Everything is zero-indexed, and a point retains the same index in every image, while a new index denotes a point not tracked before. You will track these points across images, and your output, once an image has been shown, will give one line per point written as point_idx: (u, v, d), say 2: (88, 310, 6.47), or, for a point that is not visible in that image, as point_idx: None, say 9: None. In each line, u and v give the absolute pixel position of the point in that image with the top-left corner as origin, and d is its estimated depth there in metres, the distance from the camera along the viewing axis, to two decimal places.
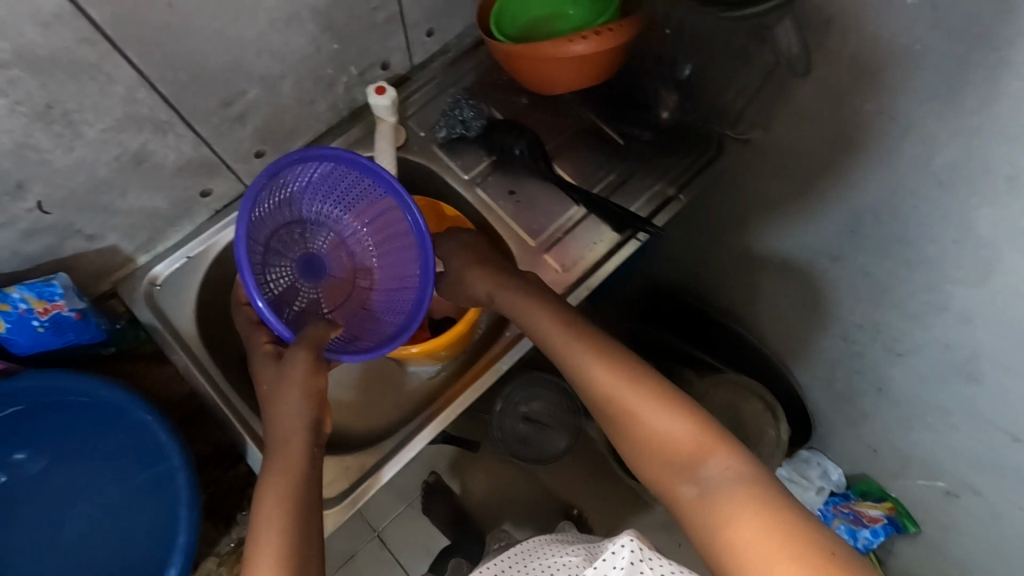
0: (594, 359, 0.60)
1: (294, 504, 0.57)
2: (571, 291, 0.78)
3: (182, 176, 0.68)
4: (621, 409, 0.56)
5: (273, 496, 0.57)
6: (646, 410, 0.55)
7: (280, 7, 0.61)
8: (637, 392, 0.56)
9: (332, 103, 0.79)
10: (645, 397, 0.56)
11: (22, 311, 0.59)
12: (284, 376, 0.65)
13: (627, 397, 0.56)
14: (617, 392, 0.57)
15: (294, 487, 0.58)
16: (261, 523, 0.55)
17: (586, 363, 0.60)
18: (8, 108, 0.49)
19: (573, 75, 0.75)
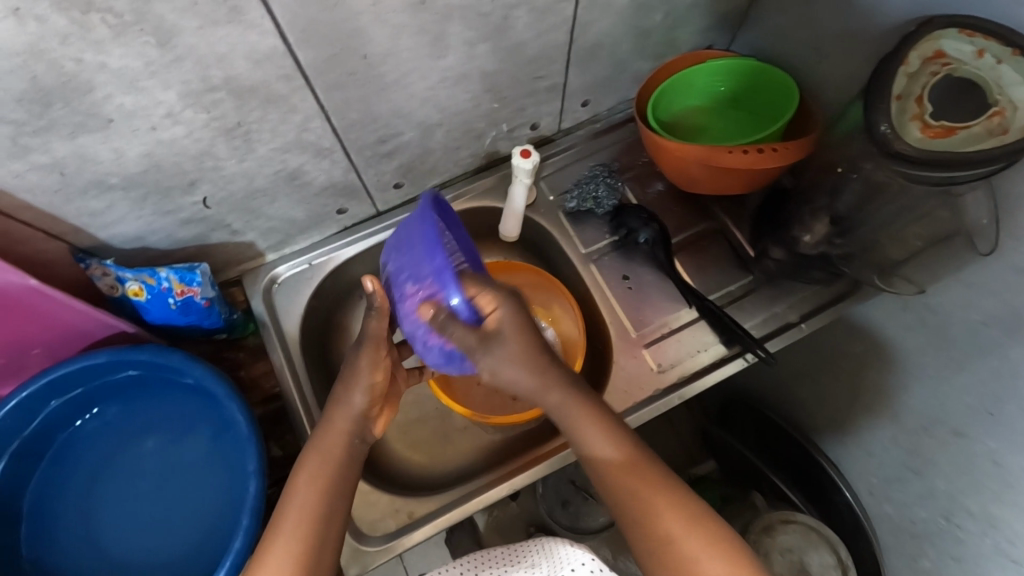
0: (610, 450, 0.58)
1: (323, 495, 0.55)
2: (661, 396, 0.75)
3: (327, 193, 0.72)
4: (636, 512, 0.55)
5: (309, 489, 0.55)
6: (677, 524, 0.54)
7: (455, 66, 0.63)
8: (668, 495, 0.55)
9: (475, 151, 0.80)
10: (682, 509, 0.54)
11: (163, 288, 0.65)
12: (353, 378, 0.60)
13: (643, 482, 0.56)
14: (636, 491, 0.56)
15: (316, 507, 0.55)
16: (280, 537, 0.53)
17: (611, 454, 0.57)
18: (205, 122, 0.53)
19: (713, 183, 0.76)
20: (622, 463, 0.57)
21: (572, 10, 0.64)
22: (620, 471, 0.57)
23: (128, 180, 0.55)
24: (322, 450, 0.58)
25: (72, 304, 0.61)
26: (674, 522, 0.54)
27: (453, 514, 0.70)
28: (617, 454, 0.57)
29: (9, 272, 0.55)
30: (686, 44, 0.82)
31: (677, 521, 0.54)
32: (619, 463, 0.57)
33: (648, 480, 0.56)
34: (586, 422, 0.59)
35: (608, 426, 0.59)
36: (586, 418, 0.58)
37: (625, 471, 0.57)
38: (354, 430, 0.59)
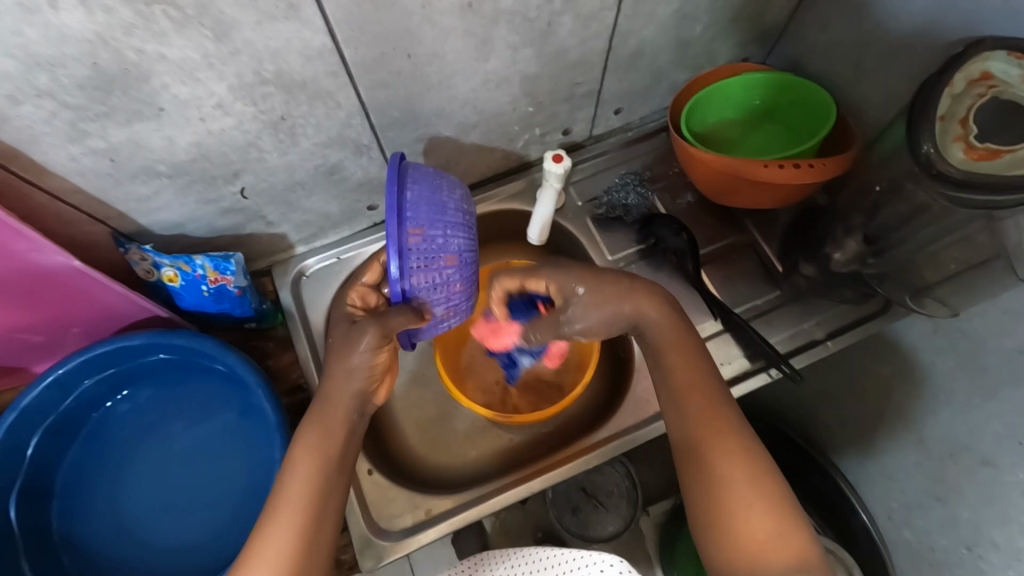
0: (697, 395, 0.59)
1: (320, 464, 0.55)
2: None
3: (362, 190, 0.73)
4: (701, 463, 0.55)
5: (307, 457, 0.56)
6: (740, 477, 0.53)
7: (497, 70, 0.64)
8: (739, 443, 0.55)
9: (508, 154, 0.81)
10: (748, 459, 0.54)
11: (198, 275, 0.67)
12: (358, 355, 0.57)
13: (714, 433, 0.56)
14: (713, 453, 0.55)
15: (321, 476, 0.55)
16: (284, 500, 0.54)
17: (686, 397, 0.59)
18: (253, 114, 0.55)
19: (745, 196, 0.76)
20: (702, 419, 0.57)
21: (615, 19, 0.65)
22: (701, 431, 0.57)
23: (175, 168, 0.57)
24: (320, 424, 0.57)
25: (113, 287, 0.63)
26: (739, 476, 0.54)
27: (470, 514, 0.71)
28: (700, 416, 0.57)
29: (56, 253, 0.57)
30: (723, 57, 0.83)
31: (743, 469, 0.54)
32: (702, 418, 0.57)
33: (730, 440, 0.56)
34: (680, 369, 0.60)
35: (697, 385, 0.59)
36: (686, 362, 0.60)
37: (705, 432, 0.57)
38: (354, 406, 0.59)
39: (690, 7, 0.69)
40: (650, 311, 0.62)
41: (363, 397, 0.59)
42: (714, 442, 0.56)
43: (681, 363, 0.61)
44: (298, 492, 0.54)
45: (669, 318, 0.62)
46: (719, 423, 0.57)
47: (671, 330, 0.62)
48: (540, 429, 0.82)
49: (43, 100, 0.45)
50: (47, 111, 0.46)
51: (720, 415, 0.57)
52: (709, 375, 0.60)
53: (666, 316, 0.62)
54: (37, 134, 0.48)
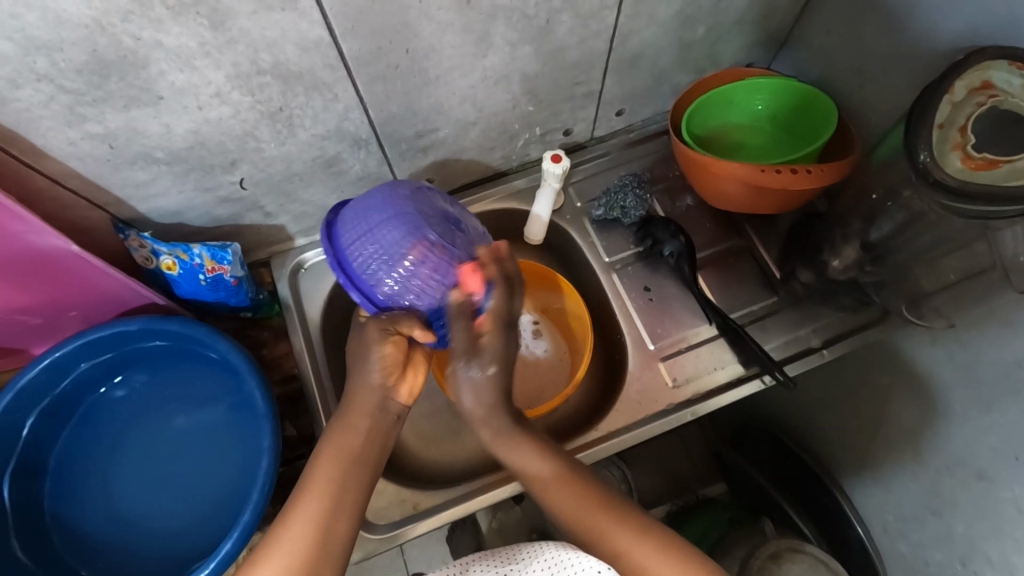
0: (544, 473, 0.61)
1: (347, 458, 0.58)
2: (672, 412, 0.74)
3: (360, 183, 0.74)
4: (587, 533, 0.59)
5: (332, 454, 0.58)
6: (615, 531, 0.58)
7: (496, 67, 0.64)
8: (600, 509, 0.59)
9: (508, 153, 0.82)
10: (620, 519, 0.59)
11: (195, 264, 0.67)
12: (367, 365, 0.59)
13: (576, 504, 0.60)
14: (591, 522, 0.59)
15: (343, 469, 0.57)
16: (305, 493, 0.56)
17: (540, 483, 0.61)
18: (251, 104, 0.55)
19: (743, 200, 0.75)
20: (547, 472, 0.61)
21: (615, 19, 0.65)
22: (557, 487, 0.60)
23: (173, 156, 0.57)
24: (346, 422, 0.59)
25: (110, 272, 0.63)
26: (623, 538, 0.58)
27: (458, 509, 0.71)
28: (547, 469, 0.61)
29: (54, 236, 0.57)
30: (727, 61, 0.82)
31: (614, 527, 0.58)
32: (553, 483, 0.61)
33: (596, 504, 0.60)
34: (527, 451, 0.62)
35: (544, 443, 0.62)
36: (535, 450, 0.62)
37: (561, 487, 0.60)
38: (382, 404, 0.60)
39: (692, 9, 0.69)
40: (496, 439, 0.62)
41: (389, 395, 0.61)
42: (597, 518, 0.59)
43: (539, 453, 0.62)
44: (321, 491, 0.56)
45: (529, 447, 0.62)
46: (573, 496, 0.60)
47: (523, 448, 0.61)
48: None
49: (42, 83, 0.46)
50: (45, 94, 0.47)
51: (556, 467, 0.61)
52: (551, 447, 0.62)
53: (517, 435, 0.62)
54: (36, 117, 0.48)
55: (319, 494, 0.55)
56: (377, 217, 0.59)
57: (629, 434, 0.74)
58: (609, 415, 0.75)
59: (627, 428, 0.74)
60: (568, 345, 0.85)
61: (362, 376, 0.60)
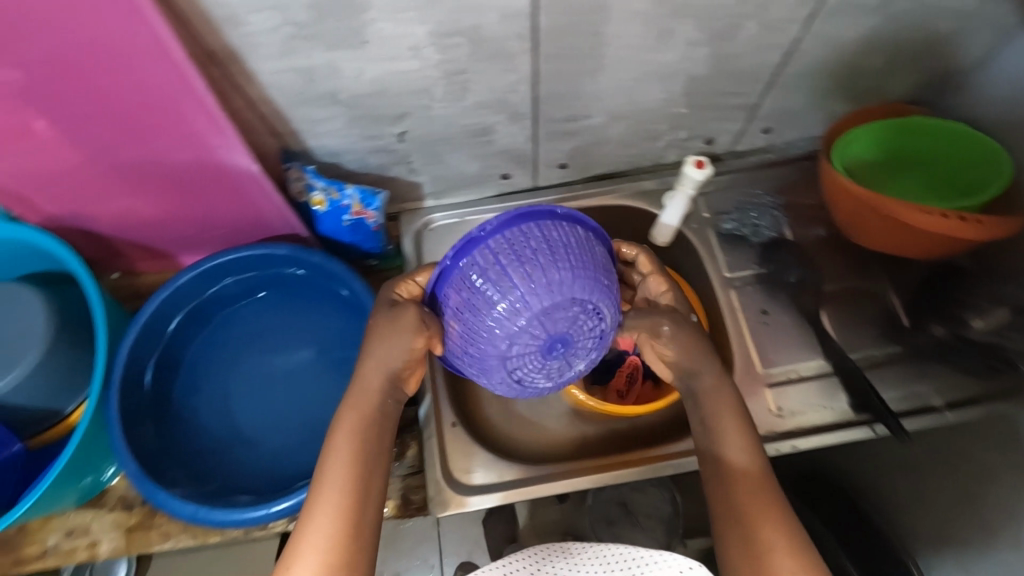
0: (740, 443, 0.56)
1: (362, 447, 0.53)
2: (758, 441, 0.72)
3: (502, 156, 0.76)
4: (739, 506, 0.53)
5: (345, 442, 0.53)
6: (768, 520, 0.52)
7: (667, 63, 0.64)
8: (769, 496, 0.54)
9: (645, 151, 0.82)
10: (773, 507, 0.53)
11: (343, 204, 0.71)
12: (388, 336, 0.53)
13: (746, 471, 0.55)
14: (749, 494, 0.54)
15: (360, 459, 0.53)
16: (326, 483, 0.52)
17: (721, 441, 0.57)
18: (437, 62, 0.58)
19: (891, 237, 0.72)
20: (744, 466, 0.55)
21: (798, 34, 0.64)
22: (743, 477, 0.54)
23: (354, 99, 0.61)
24: (357, 404, 0.55)
25: (273, 197, 0.67)
26: (770, 526, 0.52)
27: (535, 488, 0.71)
28: (748, 461, 0.55)
29: (239, 155, 0.61)
30: (892, 96, 0.79)
31: (766, 510, 0.53)
32: (745, 468, 0.55)
33: (765, 491, 0.54)
34: (738, 439, 0.56)
35: (749, 432, 0.57)
36: (730, 416, 0.57)
37: (748, 479, 0.54)
38: (391, 391, 0.56)
39: (877, 36, 0.67)
40: (717, 398, 0.58)
41: (395, 382, 0.55)
42: (752, 496, 0.54)
43: (731, 414, 0.57)
44: (338, 485, 0.52)
45: (727, 394, 0.58)
46: (751, 475, 0.55)
47: (717, 388, 0.58)
48: (615, 426, 0.82)
49: (274, 12, 0.49)
50: (274, 23, 0.50)
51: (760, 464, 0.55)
52: (747, 418, 0.58)
53: (727, 394, 0.58)
54: (256, 43, 0.52)
55: (339, 488, 0.52)
56: (542, 262, 0.48)
57: None
58: None
59: None
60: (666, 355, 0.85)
61: (372, 359, 0.55)
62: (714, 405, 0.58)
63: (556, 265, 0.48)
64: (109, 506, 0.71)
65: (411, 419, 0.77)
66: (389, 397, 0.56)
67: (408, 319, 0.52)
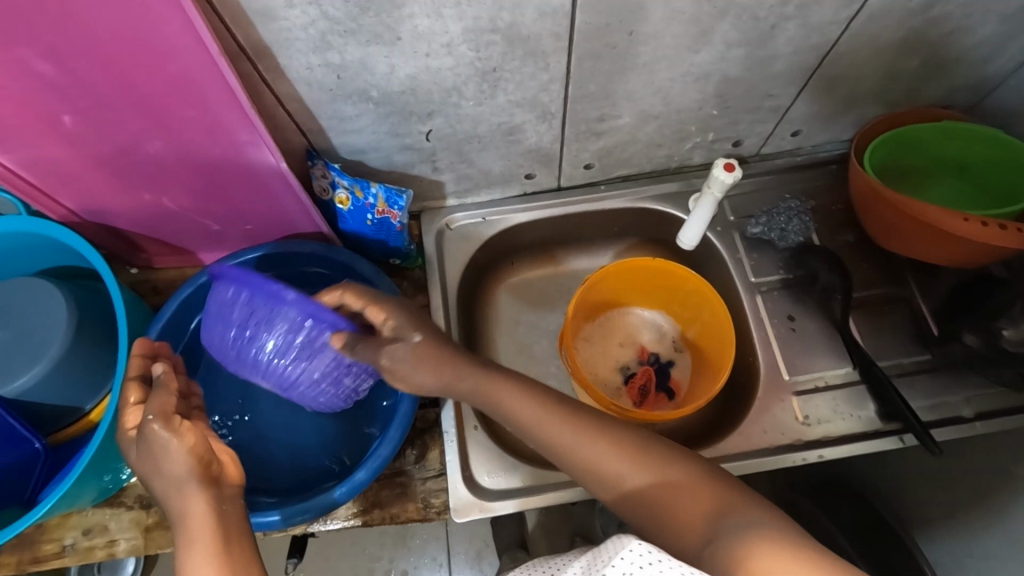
0: (610, 449, 0.52)
1: (223, 542, 0.44)
2: (784, 450, 0.71)
3: (528, 156, 0.75)
4: (660, 509, 0.49)
5: (195, 553, 0.43)
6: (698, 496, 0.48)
7: (703, 63, 0.63)
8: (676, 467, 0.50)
9: (672, 153, 0.80)
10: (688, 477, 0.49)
11: (367, 203, 0.70)
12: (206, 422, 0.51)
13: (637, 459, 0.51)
14: (661, 488, 0.49)
15: (228, 554, 0.44)
16: None
17: (592, 450, 0.53)
18: (471, 60, 0.56)
19: (924, 245, 0.71)
20: (630, 486, 0.51)
21: (838, 35, 0.62)
22: (638, 476, 0.50)
23: (384, 97, 0.60)
24: (189, 521, 0.45)
25: (300, 196, 0.66)
26: (703, 492, 0.48)
27: (559, 495, 0.70)
28: (631, 463, 0.51)
29: (268, 153, 0.59)
30: (925, 100, 0.78)
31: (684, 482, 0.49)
32: (633, 476, 0.51)
33: (669, 471, 0.50)
34: (597, 440, 0.53)
35: (584, 422, 0.54)
36: (579, 428, 0.54)
37: (645, 472, 0.50)
38: (211, 488, 0.47)
39: (916, 39, 0.65)
40: (513, 403, 0.57)
41: (208, 464, 0.47)
42: (659, 478, 0.50)
43: (576, 424, 0.54)
44: None
45: (558, 418, 0.55)
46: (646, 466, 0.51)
47: (549, 418, 0.55)
48: None
49: (310, 7, 0.48)
50: (309, 18, 0.49)
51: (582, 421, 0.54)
52: (592, 421, 0.54)
53: (557, 420, 0.55)
54: (291, 38, 0.51)
55: None
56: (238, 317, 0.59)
57: (747, 461, 0.71)
58: (731, 437, 0.73)
59: (747, 455, 0.71)
60: (688, 359, 0.84)
61: (172, 474, 0.46)
62: (562, 437, 0.54)
63: (268, 329, 0.58)
64: (127, 504, 0.70)
65: (432, 422, 0.74)
66: (220, 503, 0.46)
67: (175, 472, 0.46)
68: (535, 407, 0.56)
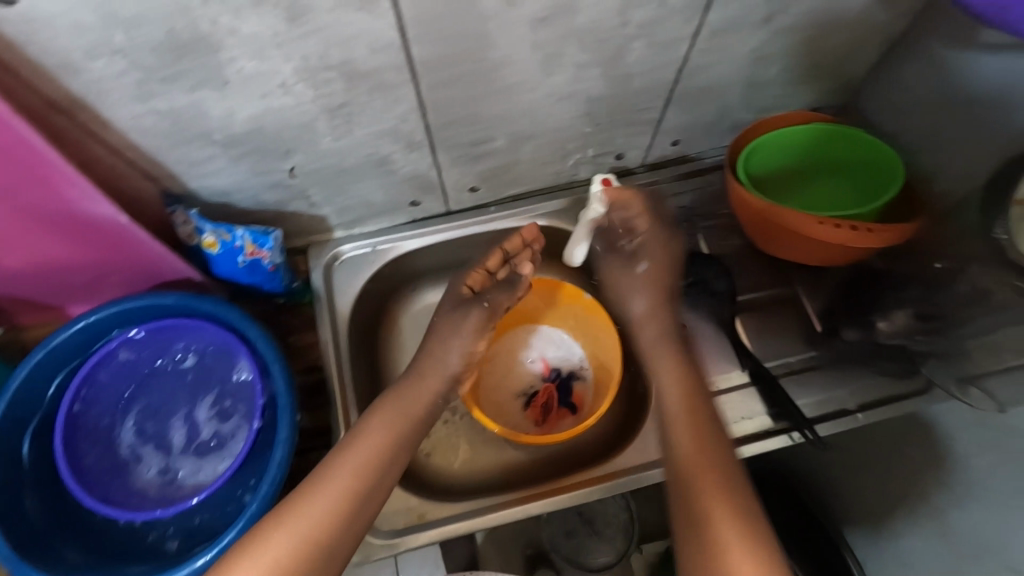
0: (676, 390, 0.62)
1: (363, 478, 0.56)
2: None
3: (407, 184, 0.74)
4: (700, 505, 0.54)
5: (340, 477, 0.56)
6: (723, 513, 0.52)
7: (561, 86, 0.63)
8: (725, 473, 0.55)
9: (558, 171, 0.80)
10: (728, 481, 0.55)
11: (236, 246, 0.68)
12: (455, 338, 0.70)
13: (695, 449, 0.57)
14: (696, 481, 0.55)
15: (351, 491, 0.56)
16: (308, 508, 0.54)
17: (684, 442, 0.58)
18: (314, 98, 0.55)
19: (795, 247, 0.73)
20: (704, 459, 0.56)
21: (688, 51, 0.64)
22: (696, 457, 0.57)
23: (230, 139, 0.58)
24: (365, 441, 0.59)
25: (154, 245, 0.64)
26: (724, 512, 0.52)
27: (460, 526, 0.69)
28: (696, 448, 0.57)
29: (106, 205, 0.57)
30: (795, 104, 0.80)
31: (715, 481, 0.55)
32: (684, 457, 0.57)
33: (711, 472, 0.55)
34: (692, 418, 0.60)
35: (703, 415, 0.60)
36: (683, 393, 0.62)
37: (701, 466, 0.56)
38: (416, 416, 0.64)
39: (767, 49, 0.67)
40: (663, 367, 0.65)
41: (451, 383, 0.68)
42: (702, 475, 0.55)
43: (687, 410, 0.60)
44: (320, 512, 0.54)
45: (678, 371, 0.64)
46: (701, 455, 0.57)
47: (667, 363, 0.65)
48: (544, 450, 0.81)
49: (116, 58, 0.46)
50: (119, 68, 0.47)
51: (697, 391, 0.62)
52: (693, 377, 0.64)
53: (672, 356, 0.65)
54: (105, 89, 0.49)
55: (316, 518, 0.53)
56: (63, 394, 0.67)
57: (641, 476, 0.71)
58: (627, 451, 0.73)
59: (641, 468, 0.72)
60: (591, 373, 0.84)
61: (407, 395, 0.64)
62: (659, 360, 0.66)
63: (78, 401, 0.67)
64: None
65: None
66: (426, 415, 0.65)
67: (474, 323, 0.71)
68: (672, 373, 0.64)
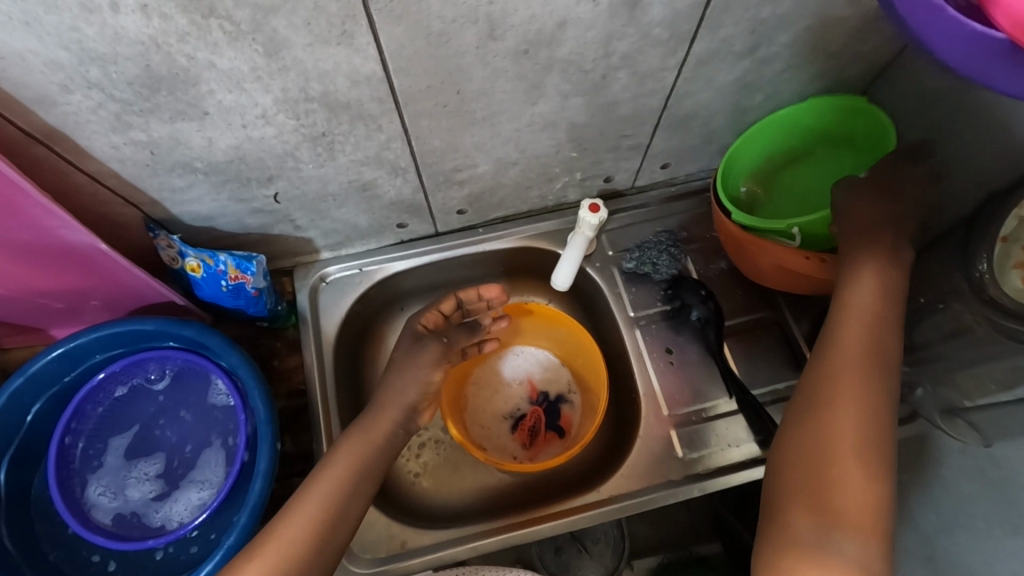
0: (865, 297, 0.54)
1: (360, 468, 0.60)
2: (663, 488, 0.71)
3: (392, 208, 0.73)
4: (833, 353, 0.53)
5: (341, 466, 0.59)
6: (864, 368, 0.51)
7: (545, 113, 0.63)
8: (875, 362, 0.51)
9: (545, 194, 0.80)
10: (875, 376, 0.51)
11: (219, 270, 0.67)
12: (412, 368, 0.69)
13: (869, 326, 0.53)
14: (852, 337, 0.53)
15: (348, 478, 0.59)
16: (310, 493, 0.57)
17: (849, 303, 0.55)
18: (294, 127, 0.55)
19: (775, 277, 0.72)
20: (873, 321, 0.53)
21: (672, 80, 0.63)
22: (856, 331, 0.53)
23: (211, 167, 0.57)
24: (363, 433, 0.63)
25: (135, 271, 0.63)
26: (855, 370, 0.51)
27: (445, 553, 0.69)
28: (865, 318, 0.53)
29: (83, 234, 0.57)
30: None
31: (858, 367, 0.51)
32: (859, 324, 0.53)
33: (870, 346, 0.52)
34: (867, 287, 0.55)
35: (885, 310, 0.54)
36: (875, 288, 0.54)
37: (861, 333, 0.53)
38: (399, 421, 0.66)
39: (753, 78, 0.67)
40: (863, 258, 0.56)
41: (411, 413, 0.67)
42: (851, 336, 0.53)
43: (873, 293, 0.54)
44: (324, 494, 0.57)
45: (868, 281, 0.55)
46: (862, 332, 0.53)
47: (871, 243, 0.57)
48: (529, 475, 0.81)
49: (92, 91, 0.46)
50: (95, 101, 0.47)
51: (887, 311, 0.53)
52: (886, 289, 0.55)
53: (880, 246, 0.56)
54: (82, 121, 0.49)
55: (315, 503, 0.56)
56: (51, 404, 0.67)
57: (626, 504, 0.71)
58: (612, 478, 0.73)
59: (628, 496, 0.71)
60: (578, 396, 0.83)
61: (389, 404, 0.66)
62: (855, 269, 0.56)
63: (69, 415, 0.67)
64: None
65: None
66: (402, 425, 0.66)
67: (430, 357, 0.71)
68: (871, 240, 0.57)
